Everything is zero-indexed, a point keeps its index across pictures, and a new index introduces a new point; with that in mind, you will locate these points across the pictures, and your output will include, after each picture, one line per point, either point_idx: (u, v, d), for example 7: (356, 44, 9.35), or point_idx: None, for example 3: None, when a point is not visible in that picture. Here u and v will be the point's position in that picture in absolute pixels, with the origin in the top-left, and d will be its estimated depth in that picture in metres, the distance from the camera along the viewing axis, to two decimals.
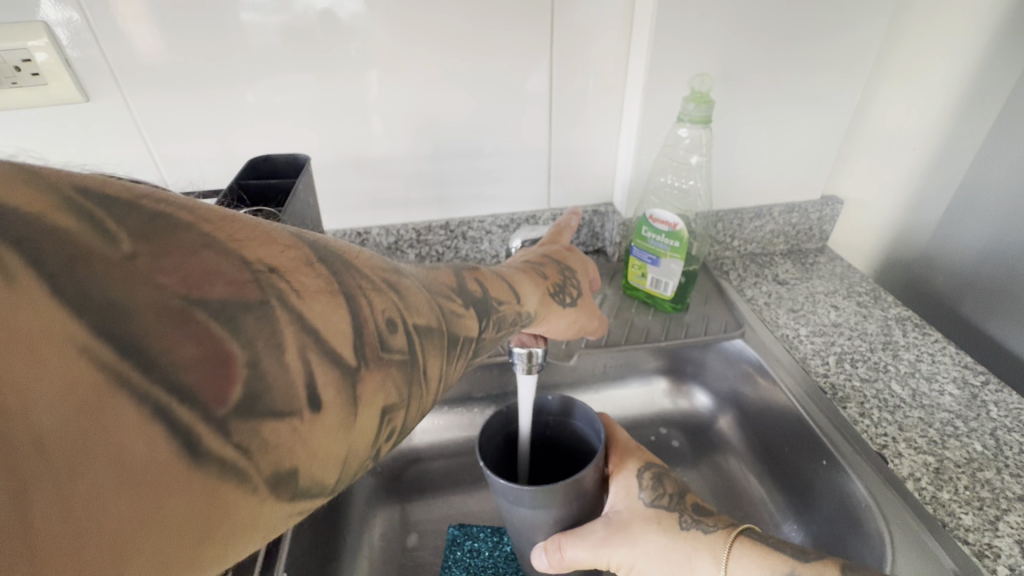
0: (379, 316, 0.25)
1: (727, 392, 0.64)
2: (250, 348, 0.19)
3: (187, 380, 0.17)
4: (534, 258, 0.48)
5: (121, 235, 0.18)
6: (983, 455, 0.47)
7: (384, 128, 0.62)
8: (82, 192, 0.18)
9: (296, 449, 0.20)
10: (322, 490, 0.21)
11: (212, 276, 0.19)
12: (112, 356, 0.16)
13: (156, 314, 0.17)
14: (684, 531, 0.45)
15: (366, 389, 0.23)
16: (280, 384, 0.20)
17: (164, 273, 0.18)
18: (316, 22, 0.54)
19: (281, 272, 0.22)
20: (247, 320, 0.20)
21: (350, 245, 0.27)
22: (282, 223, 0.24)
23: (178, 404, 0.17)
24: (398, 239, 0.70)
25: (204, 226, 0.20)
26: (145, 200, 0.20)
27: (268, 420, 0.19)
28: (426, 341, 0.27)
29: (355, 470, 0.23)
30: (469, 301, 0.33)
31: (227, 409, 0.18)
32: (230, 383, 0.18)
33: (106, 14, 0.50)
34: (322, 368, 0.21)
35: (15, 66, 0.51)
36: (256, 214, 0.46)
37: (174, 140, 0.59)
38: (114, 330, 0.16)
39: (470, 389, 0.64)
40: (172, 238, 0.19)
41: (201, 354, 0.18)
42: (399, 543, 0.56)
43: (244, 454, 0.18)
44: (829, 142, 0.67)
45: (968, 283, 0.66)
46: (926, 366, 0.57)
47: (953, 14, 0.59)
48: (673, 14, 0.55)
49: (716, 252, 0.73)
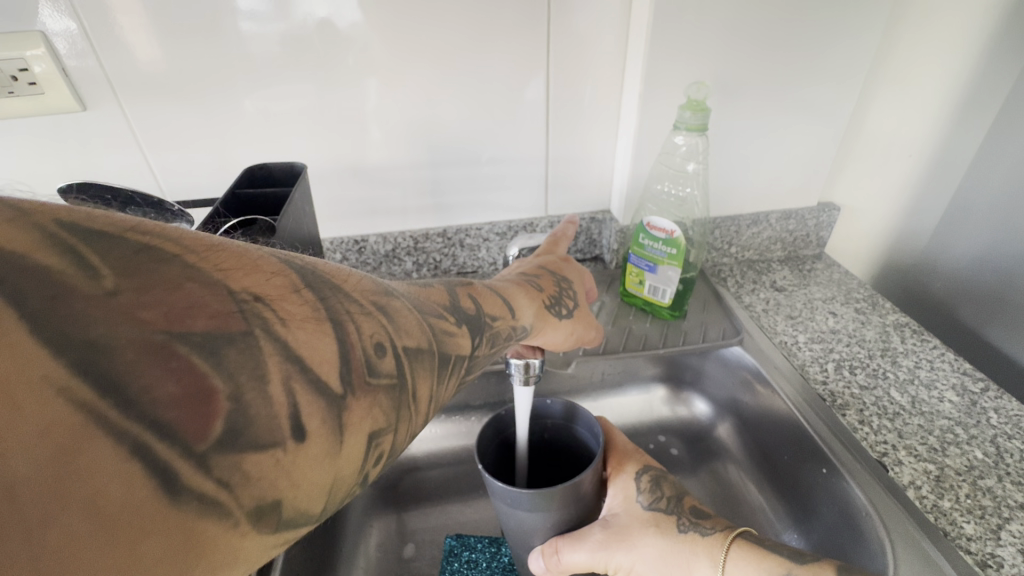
0: (367, 341, 0.25)
1: (726, 399, 0.63)
2: (232, 381, 0.19)
3: (166, 417, 0.17)
4: (529, 269, 0.48)
5: (102, 269, 0.18)
6: (984, 462, 0.47)
7: (381, 137, 0.62)
8: (64, 226, 0.18)
9: (278, 483, 0.19)
10: (308, 519, 0.21)
11: (195, 310, 0.19)
12: (91, 395, 0.16)
13: (136, 350, 0.17)
14: (683, 534, 0.45)
15: (353, 416, 0.23)
16: (263, 418, 0.19)
17: (146, 308, 0.18)
18: (315, 32, 0.54)
19: (267, 301, 0.22)
20: (230, 353, 0.19)
21: (338, 267, 0.27)
22: (269, 249, 0.24)
23: (157, 443, 0.16)
24: (395, 246, 0.70)
25: (189, 257, 0.20)
26: (129, 232, 0.19)
27: (249, 453, 0.19)
28: (415, 364, 0.27)
29: (342, 496, 0.23)
30: (461, 318, 0.33)
31: (207, 445, 0.18)
32: (210, 418, 0.18)
33: (105, 25, 0.50)
34: (307, 398, 0.21)
35: (12, 76, 0.51)
36: (251, 223, 0.45)
37: (171, 149, 0.59)
38: (93, 369, 0.16)
39: (467, 398, 0.63)
40: (156, 271, 0.19)
41: (182, 390, 0.18)
42: (395, 553, 0.55)
43: (224, 488, 0.18)
44: (825, 149, 0.67)
45: (965, 290, 0.66)
46: (925, 373, 0.56)
47: (947, 24, 0.60)
48: (670, 25, 0.56)
49: (714, 259, 0.73)
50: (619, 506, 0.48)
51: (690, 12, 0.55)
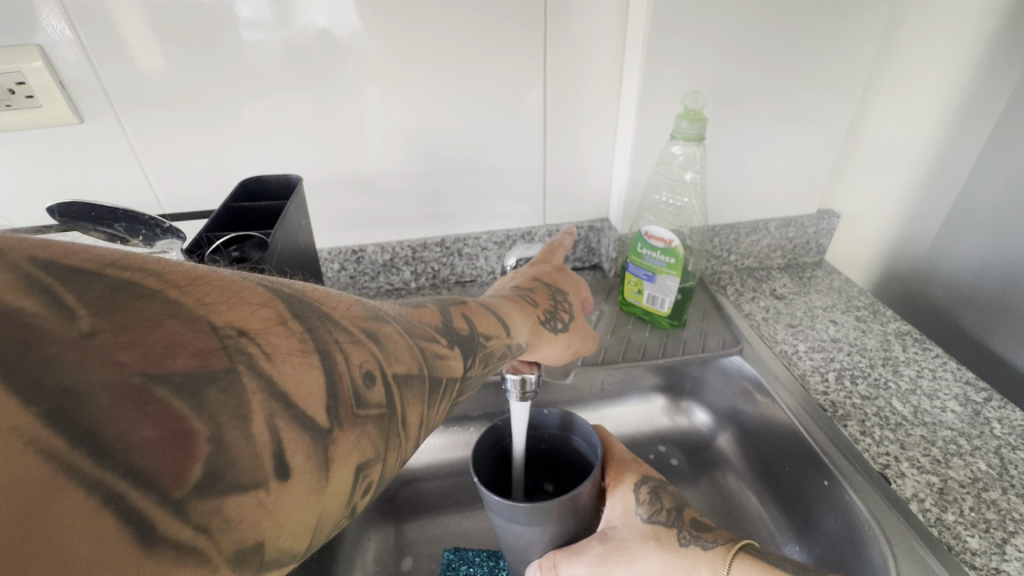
0: (355, 371, 0.24)
1: (726, 409, 0.63)
2: (212, 422, 0.19)
3: (143, 463, 0.17)
4: (524, 282, 0.47)
5: (79, 311, 0.17)
6: (988, 474, 0.46)
7: (380, 147, 0.62)
8: (42, 266, 0.18)
9: (262, 523, 0.19)
10: (293, 557, 0.20)
11: (175, 349, 0.19)
12: (63, 445, 0.15)
13: (112, 394, 0.17)
14: (684, 548, 0.44)
15: (340, 449, 0.23)
16: (244, 458, 0.19)
17: (123, 350, 0.17)
18: (314, 41, 0.54)
19: (251, 334, 0.21)
20: (211, 393, 0.19)
21: (328, 293, 0.27)
22: (256, 277, 0.24)
23: (132, 491, 0.16)
24: (393, 256, 0.70)
25: (171, 292, 0.20)
26: (110, 268, 0.19)
27: (230, 495, 0.18)
28: (405, 391, 0.27)
29: (330, 529, 0.22)
30: (454, 339, 0.32)
31: (185, 491, 0.17)
32: (189, 462, 0.18)
33: (104, 38, 0.51)
34: (292, 434, 0.21)
35: (10, 89, 0.51)
36: (246, 237, 0.45)
37: (168, 161, 0.59)
38: (66, 417, 0.16)
39: (466, 408, 0.63)
40: (135, 309, 0.18)
41: (159, 434, 0.17)
42: (392, 567, 0.54)
43: (202, 534, 0.17)
44: (825, 156, 0.67)
45: (967, 298, 0.65)
46: (927, 383, 0.56)
47: (945, 33, 0.60)
48: (668, 33, 0.56)
49: (713, 266, 0.73)
50: (617, 519, 0.48)
51: (689, 20, 0.55)
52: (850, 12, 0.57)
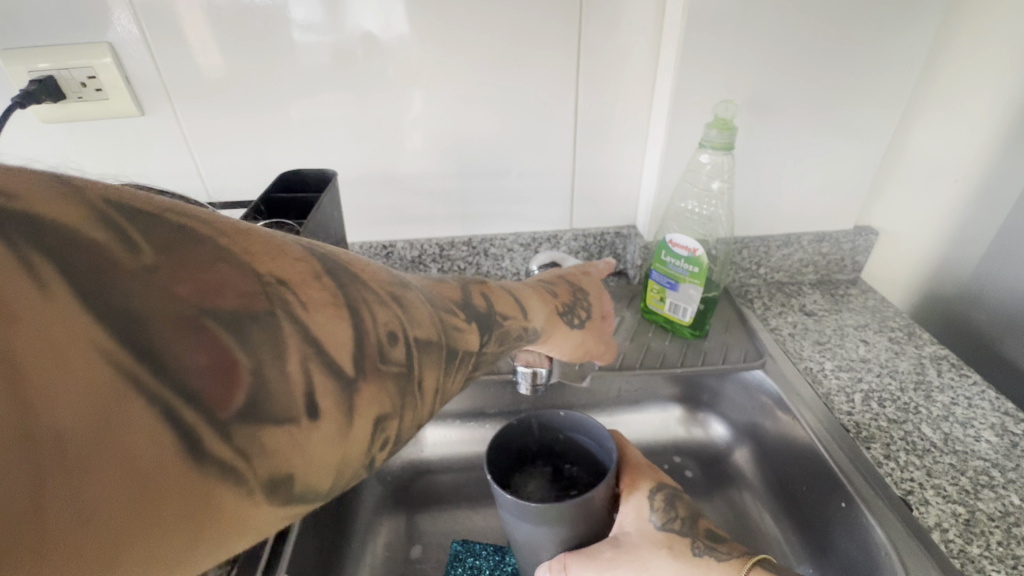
0: (380, 329, 0.26)
1: (744, 423, 0.62)
2: (254, 357, 0.20)
3: (192, 385, 0.19)
4: (546, 275, 0.48)
5: (143, 246, 0.19)
6: (1021, 510, 0.44)
7: (415, 147, 0.64)
8: (115, 208, 0.20)
9: (291, 457, 0.21)
10: (316, 494, 0.22)
11: (224, 289, 0.21)
12: (130, 361, 0.17)
13: (171, 323, 0.19)
14: (696, 557, 0.44)
15: (363, 400, 0.24)
16: (280, 395, 0.21)
17: (182, 284, 0.19)
18: (360, 44, 0.57)
19: (290, 284, 0.23)
20: (254, 330, 0.21)
21: (358, 257, 0.28)
22: (293, 236, 0.26)
23: (182, 409, 0.18)
24: (422, 253, 0.72)
25: (220, 239, 0.22)
26: (167, 215, 0.21)
27: (266, 426, 0.20)
28: (425, 356, 0.28)
29: (348, 476, 0.24)
30: (471, 314, 0.34)
31: (227, 415, 0.19)
32: (232, 391, 0.20)
33: (168, 36, 0.55)
34: (321, 378, 0.22)
35: (82, 83, 0.56)
36: (280, 226, 0.47)
37: (217, 153, 0.62)
38: (135, 337, 0.18)
39: (483, 404, 0.64)
40: (189, 250, 0.20)
41: (208, 363, 0.19)
42: (402, 553, 0.56)
43: (241, 457, 0.19)
44: (864, 171, 0.65)
45: (1013, 326, 0.62)
46: (961, 410, 0.53)
47: (1002, 47, 0.57)
48: (705, 42, 0.56)
49: (740, 278, 0.72)
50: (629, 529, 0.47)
51: (728, 31, 0.55)
52: (902, 24, 0.55)
